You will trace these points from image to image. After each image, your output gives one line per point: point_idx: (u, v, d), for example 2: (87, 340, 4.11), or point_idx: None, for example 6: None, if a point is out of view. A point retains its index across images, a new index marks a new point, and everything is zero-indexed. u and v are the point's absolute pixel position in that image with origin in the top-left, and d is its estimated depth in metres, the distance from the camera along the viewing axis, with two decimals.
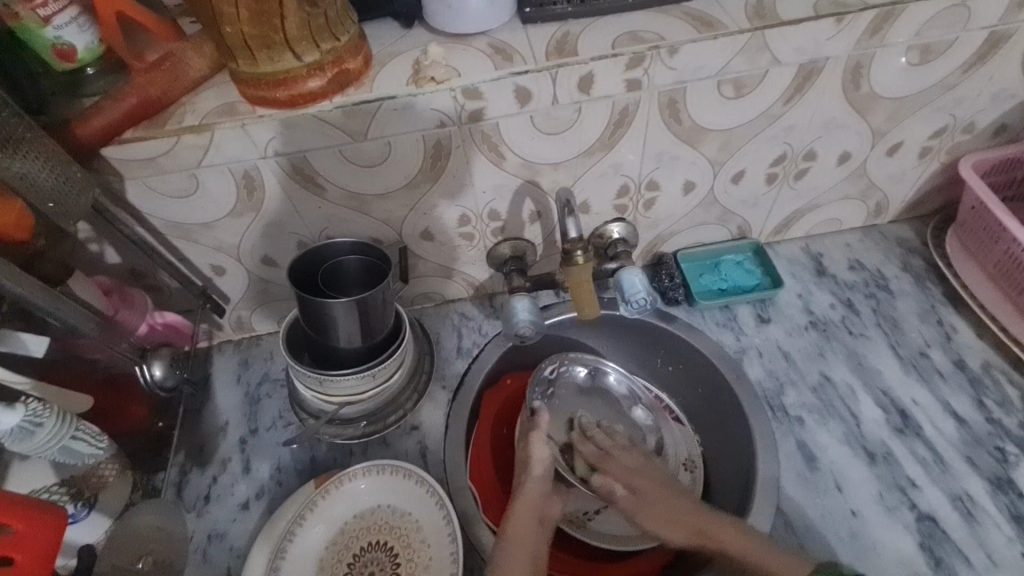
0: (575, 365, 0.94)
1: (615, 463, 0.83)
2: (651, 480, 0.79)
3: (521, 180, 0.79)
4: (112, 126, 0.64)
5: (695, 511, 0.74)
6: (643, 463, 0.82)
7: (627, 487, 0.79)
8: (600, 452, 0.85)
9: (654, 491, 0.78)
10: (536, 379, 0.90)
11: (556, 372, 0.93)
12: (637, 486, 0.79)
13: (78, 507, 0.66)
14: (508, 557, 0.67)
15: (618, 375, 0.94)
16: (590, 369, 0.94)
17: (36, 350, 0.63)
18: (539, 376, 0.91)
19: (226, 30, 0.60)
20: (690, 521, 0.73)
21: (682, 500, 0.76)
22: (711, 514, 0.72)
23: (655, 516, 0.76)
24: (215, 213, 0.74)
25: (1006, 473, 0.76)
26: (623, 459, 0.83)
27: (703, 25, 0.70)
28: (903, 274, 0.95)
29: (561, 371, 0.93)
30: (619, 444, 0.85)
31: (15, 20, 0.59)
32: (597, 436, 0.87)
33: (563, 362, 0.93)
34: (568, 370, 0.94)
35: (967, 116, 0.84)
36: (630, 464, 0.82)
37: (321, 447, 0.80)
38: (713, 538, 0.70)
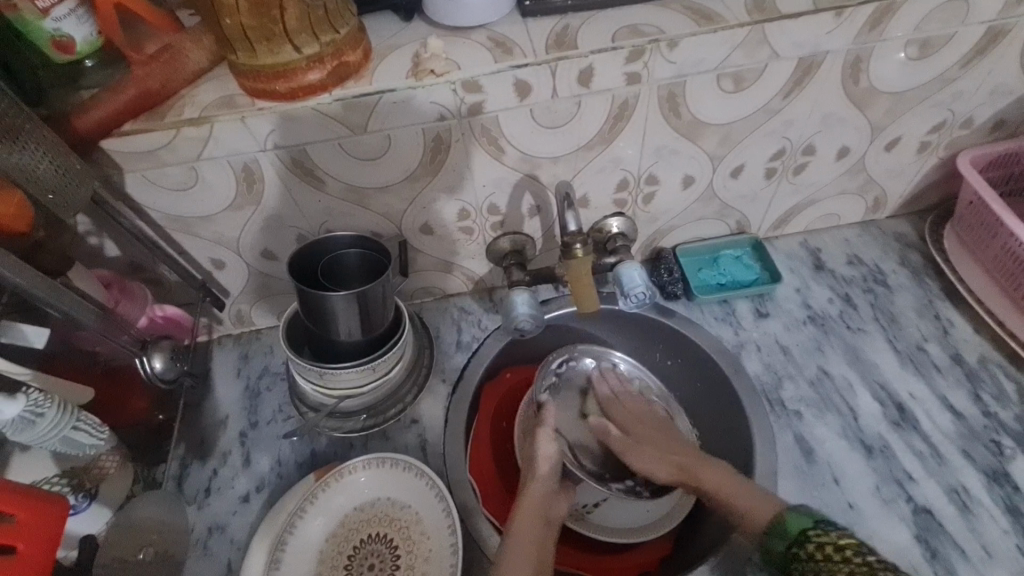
0: (584, 357, 0.94)
1: (616, 408, 0.90)
2: (646, 426, 0.87)
3: (520, 174, 0.79)
4: (111, 119, 0.64)
5: (685, 451, 0.82)
6: (645, 410, 0.90)
7: (623, 432, 0.88)
8: (609, 398, 0.91)
9: (646, 433, 0.86)
10: (545, 370, 0.90)
11: (565, 365, 0.93)
12: (635, 430, 0.87)
13: (79, 498, 0.66)
14: (512, 556, 0.67)
15: (628, 366, 0.95)
16: (599, 361, 0.95)
17: (36, 340, 0.64)
18: (545, 372, 0.90)
19: (225, 21, 0.60)
20: (676, 461, 0.81)
21: (674, 441, 0.84)
22: (693, 457, 0.80)
23: (643, 457, 0.84)
24: (215, 206, 0.74)
25: (1003, 466, 0.76)
26: (627, 408, 0.90)
27: (703, 18, 0.70)
28: (901, 268, 0.95)
29: (570, 364, 0.94)
30: (625, 392, 0.92)
31: (14, 12, 0.59)
32: (612, 380, 0.93)
33: (572, 355, 0.94)
34: (577, 363, 0.94)
35: (965, 111, 0.84)
36: (632, 412, 0.90)
37: (322, 440, 0.80)
38: (697, 478, 0.78)
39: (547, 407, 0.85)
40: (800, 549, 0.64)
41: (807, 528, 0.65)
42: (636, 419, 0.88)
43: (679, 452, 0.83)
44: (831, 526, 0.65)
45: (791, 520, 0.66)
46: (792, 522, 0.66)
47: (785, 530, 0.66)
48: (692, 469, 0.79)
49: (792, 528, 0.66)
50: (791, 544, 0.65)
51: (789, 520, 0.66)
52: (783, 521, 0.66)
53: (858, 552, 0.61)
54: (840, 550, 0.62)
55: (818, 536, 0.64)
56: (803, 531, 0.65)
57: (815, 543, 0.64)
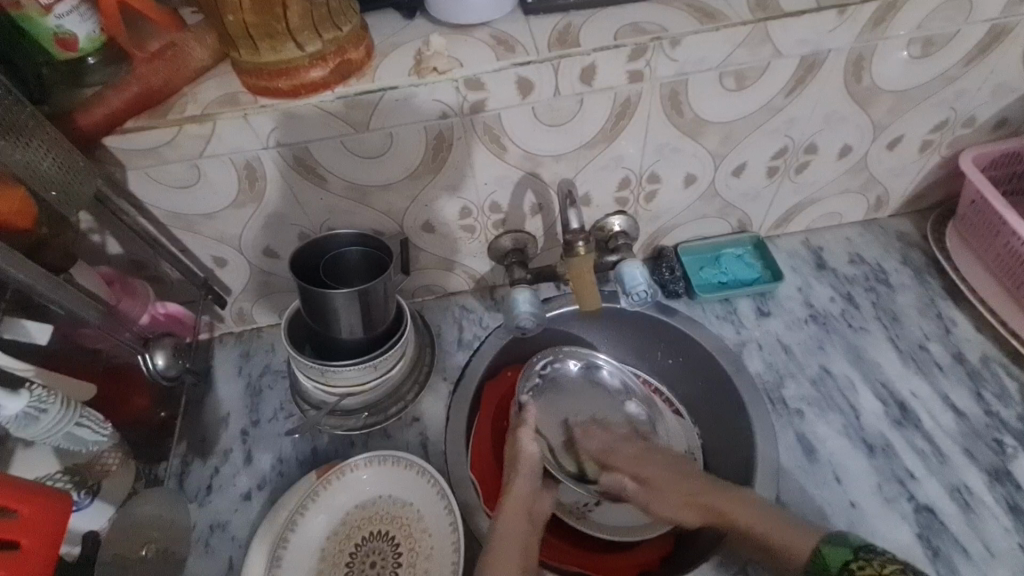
0: (568, 359, 0.94)
1: (617, 455, 0.87)
2: (664, 473, 0.82)
3: (522, 172, 0.79)
4: (115, 116, 0.64)
5: (699, 490, 0.77)
6: (646, 452, 0.86)
7: (637, 481, 0.83)
8: (602, 450, 0.89)
9: (660, 478, 0.82)
10: (528, 372, 0.91)
11: (550, 366, 0.93)
12: (647, 478, 0.82)
13: (82, 495, 0.66)
14: (498, 549, 0.68)
15: (612, 368, 0.95)
16: (584, 363, 0.95)
17: (40, 335, 0.64)
18: (528, 373, 0.91)
19: (228, 19, 0.60)
20: (696, 504, 0.76)
21: (688, 481, 0.79)
22: (715, 493, 0.75)
23: (667, 504, 0.79)
24: (216, 204, 0.74)
25: (1004, 465, 0.76)
26: (626, 452, 0.87)
27: (705, 17, 0.70)
28: (903, 267, 0.95)
29: (555, 365, 0.94)
30: (618, 438, 0.89)
31: (17, 9, 0.59)
32: (597, 433, 0.90)
33: (556, 356, 0.93)
34: (562, 364, 0.94)
35: (967, 109, 0.84)
36: (630, 455, 0.86)
37: (323, 438, 0.80)
38: (718, 515, 0.73)
39: (528, 407, 0.84)
40: None
41: (847, 560, 0.62)
42: (637, 463, 0.85)
43: (694, 493, 0.77)
44: (872, 553, 0.61)
45: (830, 553, 0.63)
46: (831, 556, 0.63)
47: (824, 564, 0.63)
48: (716, 508, 0.74)
49: (831, 562, 0.63)
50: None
51: (828, 554, 0.63)
52: (820, 555, 0.64)
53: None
54: None
55: (861, 567, 0.61)
56: (845, 564, 0.62)
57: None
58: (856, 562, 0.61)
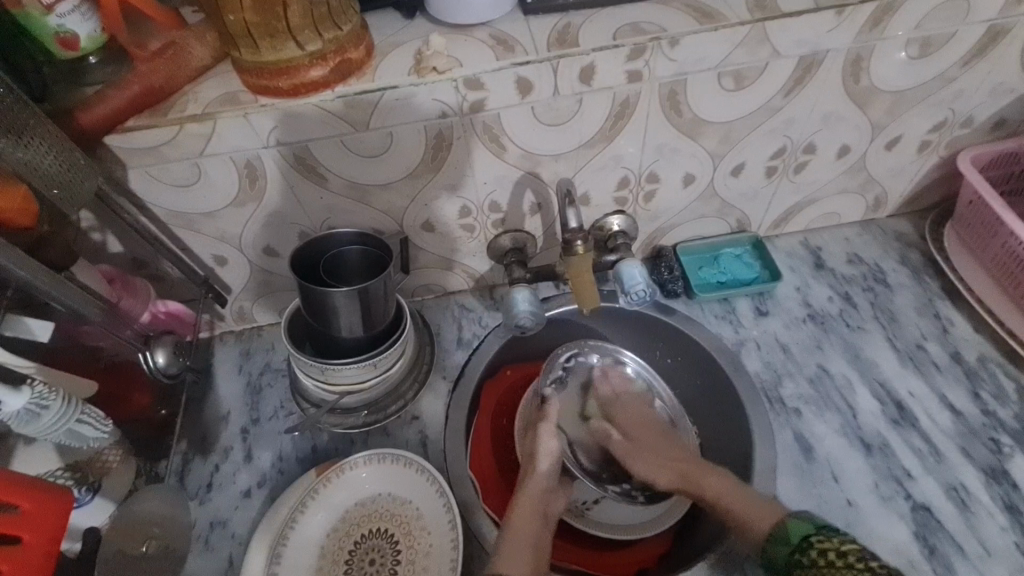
0: (592, 353, 0.93)
1: (619, 409, 0.91)
2: (654, 435, 0.88)
3: (522, 171, 0.79)
4: (116, 113, 0.64)
5: (687, 458, 0.83)
6: (648, 416, 0.90)
7: (623, 436, 0.89)
8: (609, 398, 0.92)
9: (650, 440, 0.87)
10: (551, 365, 0.90)
11: (573, 359, 0.93)
12: (636, 434, 0.88)
13: (82, 492, 0.67)
14: (509, 549, 0.68)
15: (636, 367, 0.94)
16: (609, 357, 0.94)
17: (41, 333, 0.65)
18: (551, 366, 0.90)
19: (229, 18, 0.60)
20: (678, 468, 0.82)
21: (676, 450, 0.85)
22: (699, 465, 0.80)
23: (648, 464, 0.84)
24: (217, 203, 0.75)
25: (1001, 464, 0.77)
26: (632, 409, 0.90)
27: (704, 17, 0.70)
28: (901, 267, 0.95)
29: (579, 358, 0.93)
30: (627, 392, 0.92)
31: (19, 8, 0.60)
32: (614, 380, 0.93)
33: (580, 349, 0.93)
34: (585, 358, 0.94)
35: (965, 110, 0.85)
36: (634, 413, 0.90)
37: (323, 436, 0.81)
38: (697, 484, 0.78)
39: (552, 402, 0.84)
40: (803, 554, 0.65)
41: (809, 535, 0.66)
42: (639, 426, 0.89)
43: (681, 459, 0.83)
44: (833, 532, 0.66)
45: (793, 527, 0.67)
46: (795, 528, 0.67)
47: (786, 537, 0.67)
48: (697, 477, 0.79)
49: (794, 535, 0.67)
50: (793, 550, 0.66)
51: (791, 528, 0.67)
52: (785, 528, 0.67)
53: (859, 558, 0.63)
54: (844, 556, 0.63)
55: (820, 542, 0.65)
56: (805, 537, 0.66)
57: (817, 550, 0.65)
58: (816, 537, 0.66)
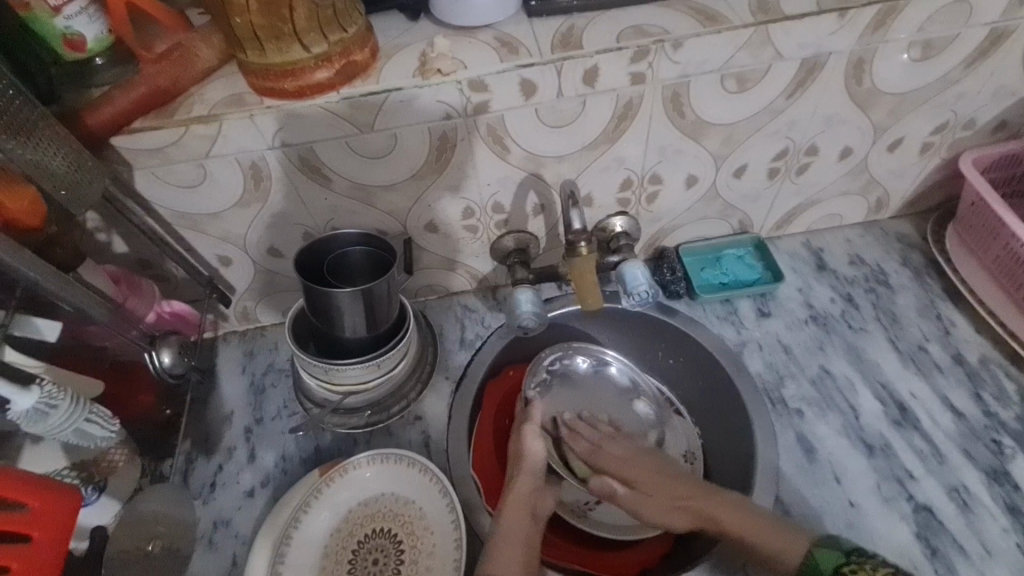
0: (577, 356, 0.96)
1: (607, 456, 0.86)
2: (653, 474, 0.82)
3: (525, 173, 0.79)
4: (122, 115, 0.65)
5: (693, 492, 0.78)
6: (635, 452, 0.86)
7: (625, 484, 0.83)
8: (590, 449, 0.88)
9: (648, 480, 0.82)
10: (536, 367, 0.93)
11: (559, 362, 0.95)
12: (634, 480, 0.83)
13: (89, 492, 0.68)
14: (499, 553, 0.68)
15: (620, 366, 0.97)
16: (592, 360, 0.97)
17: (47, 332, 0.65)
18: (535, 368, 0.93)
19: (235, 20, 0.60)
20: (688, 506, 0.77)
21: (681, 484, 0.80)
22: (710, 498, 0.76)
23: (661, 510, 0.79)
24: (222, 203, 0.75)
25: (1002, 465, 0.77)
26: (615, 451, 0.87)
27: (708, 19, 0.71)
28: (903, 268, 0.96)
29: (563, 362, 0.96)
30: (606, 437, 0.89)
31: (25, 10, 0.60)
32: (584, 431, 0.90)
33: (566, 352, 0.95)
34: (572, 361, 0.96)
35: (967, 112, 0.85)
36: (620, 456, 0.86)
37: (326, 436, 0.81)
38: (711, 518, 0.74)
39: (535, 404, 0.86)
40: None
41: (840, 565, 0.63)
42: (626, 464, 0.85)
43: (687, 494, 0.78)
44: (864, 556, 0.63)
45: (822, 557, 0.65)
46: (824, 561, 0.64)
47: (817, 569, 0.64)
48: (710, 513, 0.75)
49: (824, 566, 0.64)
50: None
51: (818, 557, 0.65)
52: (814, 560, 0.65)
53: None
54: None
55: (854, 571, 0.62)
56: (837, 568, 0.63)
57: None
58: (847, 567, 0.63)
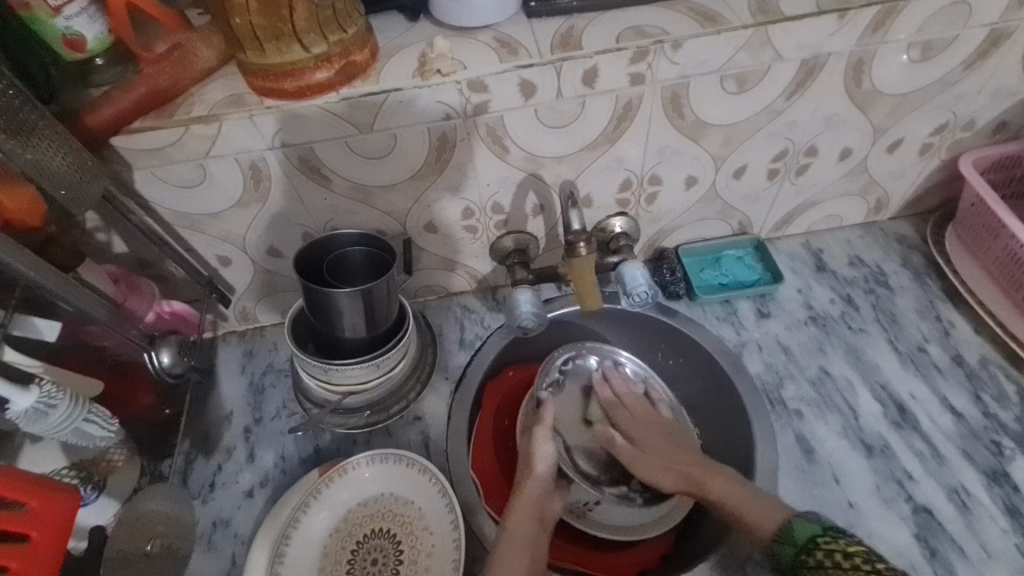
0: (590, 355, 0.95)
1: (627, 414, 0.90)
2: (655, 434, 0.86)
3: (524, 173, 0.79)
4: (122, 116, 0.65)
5: (690, 460, 0.81)
6: (650, 413, 0.89)
7: (629, 441, 0.88)
8: (614, 403, 0.91)
9: (651, 441, 0.86)
10: (548, 366, 0.91)
11: (571, 362, 0.94)
12: (638, 438, 0.87)
13: (88, 490, 0.68)
14: (506, 553, 0.68)
15: (634, 367, 0.95)
16: (606, 359, 0.95)
17: (48, 333, 0.65)
18: (547, 368, 0.91)
19: (235, 20, 0.61)
20: (682, 470, 0.80)
21: (682, 452, 0.83)
22: (703, 467, 0.79)
23: (654, 470, 0.83)
24: (221, 203, 0.75)
25: (1002, 466, 0.77)
26: (635, 411, 0.90)
27: (707, 20, 0.71)
28: (902, 269, 0.96)
29: (576, 361, 0.94)
30: (631, 396, 0.91)
31: (25, 10, 0.60)
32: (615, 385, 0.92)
33: (578, 351, 0.94)
34: (584, 361, 0.95)
35: (967, 113, 0.85)
36: (643, 418, 0.89)
37: (325, 436, 0.81)
38: (701, 485, 0.77)
39: (547, 404, 0.85)
40: (809, 555, 0.65)
41: (815, 536, 0.65)
42: (639, 424, 0.88)
43: (683, 461, 0.81)
44: (841, 534, 0.65)
45: (800, 528, 0.66)
46: (801, 530, 0.66)
47: (793, 538, 0.66)
48: (700, 480, 0.78)
49: (801, 536, 0.66)
50: (800, 550, 0.66)
51: (796, 529, 0.66)
52: (790, 528, 0.67)
53: (867, 560, 0.61)
54: (850, 558, 0.62)
55: (828, 543, 0.64)
56: (813, 537, 0.65)
57: (825, 551, 0.64)
58: (822, 538, 0.65)
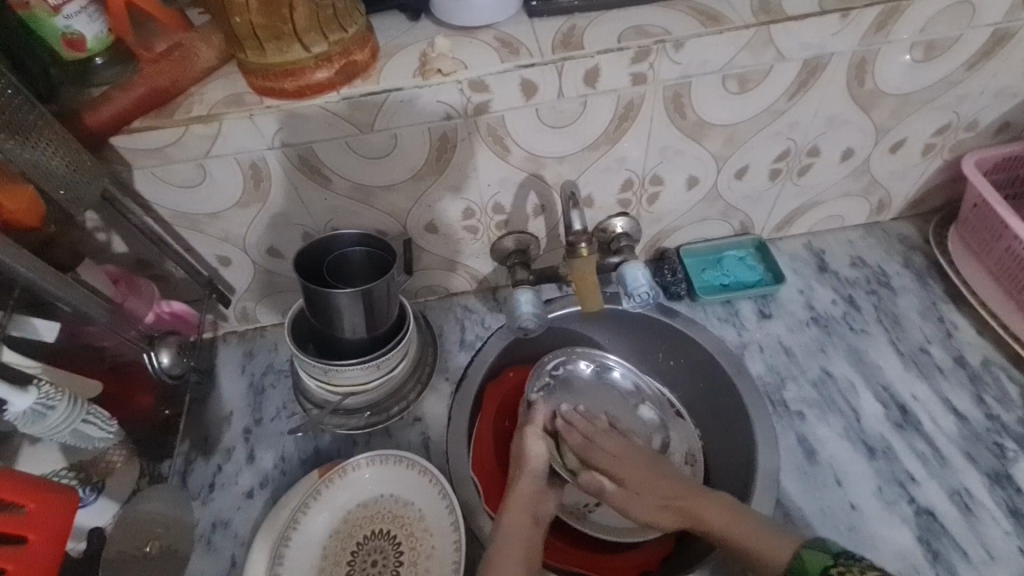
0: (580, 361, 0.95)
1: (597, 451, 0.85)
2: (641, 469, 0.82)
3: (525, 173, 0.79)
4: (121, 115, 0.65)
5: (686, 493, 0.78)
6: (625, 447, 0.85)
7: (616, 481, 0.82)
8: (583, 442, 0.85)
9: (639, 478, 0.81)
10: (538, 371, 0.91)
11: (562, 367, 0.94)
12: (626, 478, 0.82)
13: (88, 491, 0.69)
14: (500, 555, 0.67)
15: (623, 370, 0.96)
16: (596, 364, 0.95)
17: (47, 333, 0.65)
18: (536, 374, 0.91)
19: (235, 19, 0.60)
20: (680, 508, 0.77)
21: (673, 485, 0.80)
22: (700, 497, 0.76)
23: (648, 508, 0.79)
24: (222, 203, 0.75)
25: (1005, 468, 0.76)
26: (605, 447, 0.85)
27: (710, 20, 0.70)
28: (905, 270, 0.95)
29: (567, 366, 0.94)
30: (597, 431, 0.86)
31: (25, 9, 0.60)
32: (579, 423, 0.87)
33: (568, 357, 0.94)
34: (574, 366, 0.95)
35: (970, 113, 0.85)
36: (614, 454, 0.84)
37: (325, 437, 0.81)
38: (698, 518, 0.75)
39: (537, 407, 0.85)
40: None
41: (827, 566, 0.63)
42: (617, 461, 0.83)
43: (679, 494, 0.78)
44: (852, 559, 0.62)
45: (809, 558, 0.64)
46: (812, 560, 0.64)
47: (803, 568, 0.64)
48: (698, 513, 0.75)
49: (811, 566, 0.64)
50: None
51: (806, 559, 0.64)
52: (801, 559, 0.65)
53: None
54: None
55: (840, 573, 0.61)
56: (825, 568, 0.63)
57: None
58: (834, 568, 0.62)
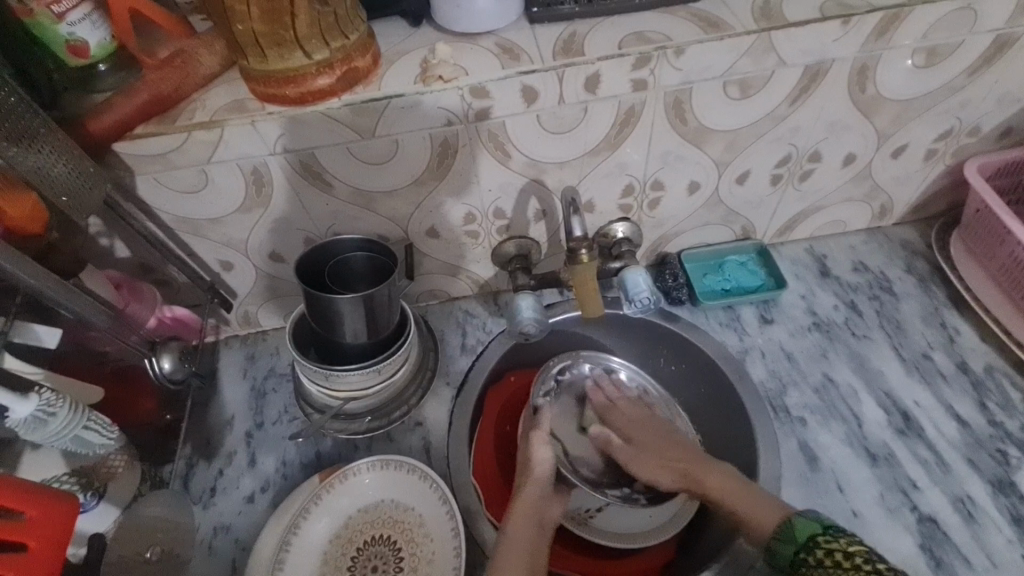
0: (584, 364, 0.95)
1: (618, 413, 0.90)
2: (647, 430, 0.87)
3: (526, 178, 0.79)
4: (124, 121, 0.65)
5: (686, 456, 0.81)
6: (644, 413, 0.90)
7: (626, 440, 0.88)
8: (606, 406, 0.91)
9: (647, 438, 0.86)
10: (544, 375, 0.91)
11: (566, 371, 0.94)
12: (635, 437, 0.87)
13: (88, 497, 0.67)
14: (506, 559, 0.67)
15: (629, 373, 0.95)
16: (600, 368, 0.95)
17: (47, 339, 0.65)
18: (538, 380, 0.90)
19: (236, 27, 0.61)
20: (677, 467, 0.81)
21: (674, 446, 0.83)
22: (696, 462, 0.79)
23: (648, 465, 0.84)
24: (224, 209, 0.75)
25: (1008, 475, 0.76)
26: (625, 411, 0.90)
27: (710, 26, 0.70)
28: (907, 276, 0.95)
29: (572, 370, 0.94)
30: (620, 398, 0.92)
31: (29, 16, 0.60)
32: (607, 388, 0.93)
33: (574, 361, 0.94)
34: (579, 369, 0.95)
35: (973, 119, 0.84)
36: (630, 416, 0.90)
37: (326, 441, 0.81)
38: (698, 480, 0.77)
39: (543, 411, 0.85)
40: (809, 553, 0.63)
41: (815, 534, 0.63)
42: (634, 424, 0.88)
43: (680, 458, 0.81)
44: (841, 532, 0.63)
45: (800, 526, 0.64)
46: (801, 527, 0.64)
47: (792, 536, 0.64)
48: (696, 476, 0.78)
49: (801, 534, 0.64)
50: (800, 548, 0.64)
51: (797, 527, 0.64)
52: (790, 525, 0.65)
53: (867, 559, 0.59)
54: (850, 558, 0.60)
55: (827, 542, 0.62)
56: (813, 536, 0.63)
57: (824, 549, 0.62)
58: (822, 536, 0.63)
